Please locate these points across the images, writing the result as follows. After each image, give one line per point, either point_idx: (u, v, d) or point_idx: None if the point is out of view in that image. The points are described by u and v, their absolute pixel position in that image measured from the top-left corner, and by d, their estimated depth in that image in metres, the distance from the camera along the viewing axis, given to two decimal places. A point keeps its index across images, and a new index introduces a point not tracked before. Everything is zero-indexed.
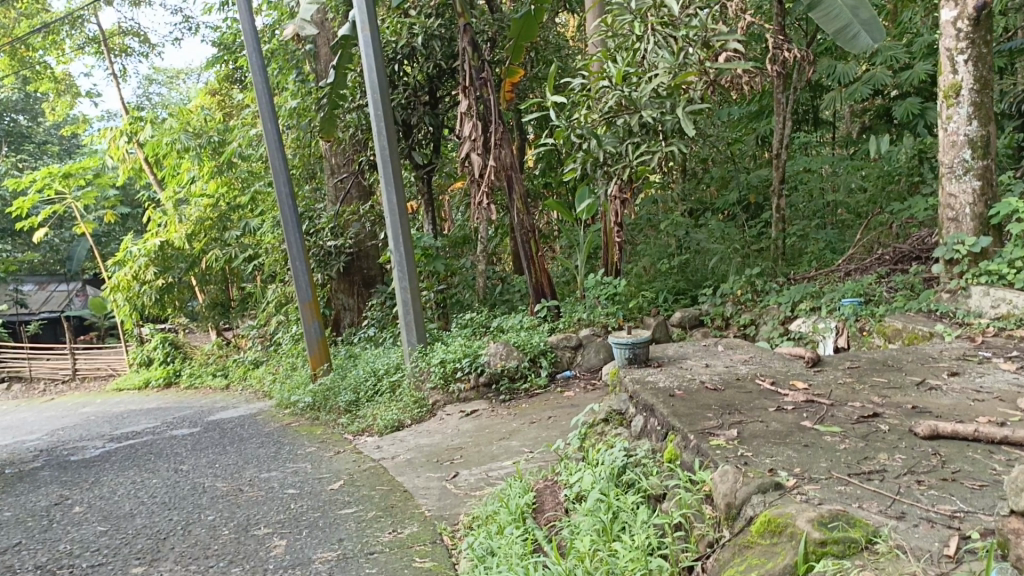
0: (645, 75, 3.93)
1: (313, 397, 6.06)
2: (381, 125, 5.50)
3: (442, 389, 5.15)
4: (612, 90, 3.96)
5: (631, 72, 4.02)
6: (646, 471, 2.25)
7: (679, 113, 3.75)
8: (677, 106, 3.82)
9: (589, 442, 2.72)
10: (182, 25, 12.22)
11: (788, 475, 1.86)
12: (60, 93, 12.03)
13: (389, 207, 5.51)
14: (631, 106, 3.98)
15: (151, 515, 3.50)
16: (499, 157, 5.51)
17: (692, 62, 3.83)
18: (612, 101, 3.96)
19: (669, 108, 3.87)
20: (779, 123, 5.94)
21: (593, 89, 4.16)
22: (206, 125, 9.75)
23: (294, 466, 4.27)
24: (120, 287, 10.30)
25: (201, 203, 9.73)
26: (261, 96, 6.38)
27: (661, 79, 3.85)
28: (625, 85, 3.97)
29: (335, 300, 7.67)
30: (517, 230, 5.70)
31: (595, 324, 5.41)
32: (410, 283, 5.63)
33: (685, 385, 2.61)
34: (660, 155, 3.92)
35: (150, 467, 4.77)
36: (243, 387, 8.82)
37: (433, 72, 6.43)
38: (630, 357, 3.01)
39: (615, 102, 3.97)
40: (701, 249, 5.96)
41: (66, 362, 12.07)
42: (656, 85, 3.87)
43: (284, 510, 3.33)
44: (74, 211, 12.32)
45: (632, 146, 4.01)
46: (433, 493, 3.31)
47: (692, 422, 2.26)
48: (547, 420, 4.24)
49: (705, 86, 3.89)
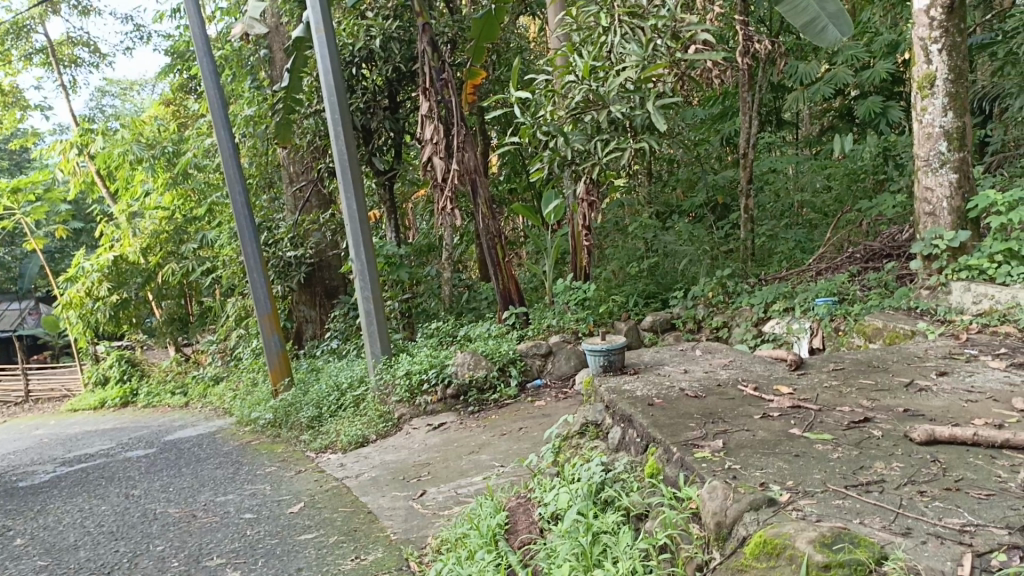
0: (613, 69, 3.79)
1: (274, 414, 5.82)
2: (339, 130, 5.31)
3: (408, 402, 4.95)
4: (579, 85, 3.82)
5: (598, 67, 3.88)
6: (626, 487, 2.09)
7: (649, 108, 3.61)
8: (647, 100, 3.68)
9: (563, 457, 2.56)
10: (133, 34, 11.88)
11: (782, 490, 1.72)
12: (7, 106, 11.54)
13: (350, 213, 5.31)
14: (599, 101, 3.83)
15: (95, 547, 3.25)
16: (463, 160, 5.36)
17: (663, 52, 3.71)
18: (579, 97, 3.82)
19: (638, 103, 3.72)
20: (746, 122, 5.85)
21: (559, 84, 4.02)
22: (160, 136, 9.44)
23: (251, 488, 4.04)
24: (73, 304, 9.92)
25: (156, 216, 9.39)
26: (213, 102, 6.14)
27: (629, 72, 3.71)
28: (591, 80, 3.84)
29: (296, 312, 7.43)
30: (483, 235, 5.54)
31: (565, 330, 5.27)
32: (373, 293, 5.42)
33: (664, 393, 2.46)
34: (630, 152, 3.75)
35: (100, 493, 4.50)
36: (203, 404, 8.52)
37: (393, 75, 6.26)
38: (605, 365, 2.82)
39: (582, 97, 3.82)
40: (670, 252, 5.83)
41: (17, 384, 11.62)
42: (624, 78, 3.73)
43: (238, 537, 3.11)
44: (23, 227, 11.85)
45: (601, 143, 3.84)
46: (399, 514, 3.12)
47: (674, 433, 2.11)
48: (519, 431, 4.07)
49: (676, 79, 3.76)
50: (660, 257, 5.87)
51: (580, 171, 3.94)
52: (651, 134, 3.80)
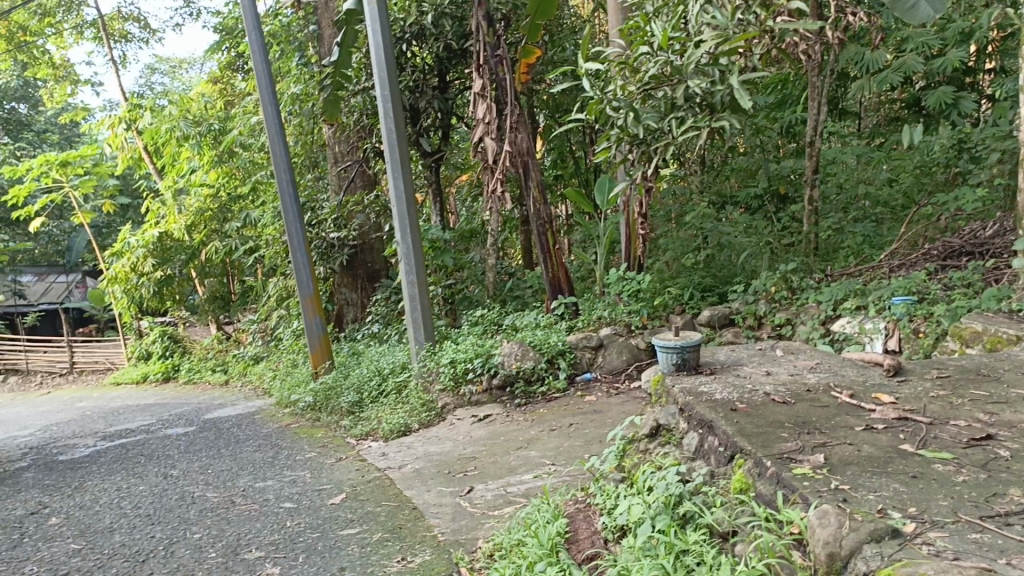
0: (691, 41, 3.52)
1: (314, 397, 5.68)
2: (388, 106, 5.12)
3: (452, 391, 4.76)
4: (655, 57, 3.59)
5: (676, 37, 3.62)
6: (710, 502, 1.86)
7: (733, 81, 3.34)
8: (730, 75, 3.41)
9: (629, 462, 2.35)
10: (183, 10, 11.85)
11: (904, 518, 1.48)
12: (59, 80, 11.58)
13: (397, 194, 5.12)
14: (674, 75, 3.59)
15: (131, 532, 3.11)
16: (516, 141, 5.13)
17: (753, 22, 3.44)
18: (655, 70, 3.59)
19: (720, 77, 3.46)
20: (813, 110, 5.45)
21: (632, 55, 3.78)
22: (207, 113, 9.34)
23: (291, 474, 3.89)
24: (118, 278, 9.95)
25: (201, 193, 9.32)
26: (260, 76, 5.99)
27: (708, 44, 3.41)
28: (668, 51, 3.60)
29: (337, 294, 7.29)
30: (534, 221, 5.30)
31: (617, 321, 5.03)
32: (417, 277, 5.24)
33: (747, 397, 2.23)
34: (709, 131, 3.47)
35: (138, 471, 4.40)
36: (243, 383, 8.46)
37: (444, 53, 6.03)
38: (677, 363, 2.54)
39: (657, 70, 3.60)
40: (726, 243, 5.49)
41: (63, 356, 11.66)
42: (703, 50, 3.44)
43: (277, 529, 2.94)
44: (72, 201, 11.87)
45: (676, 121, 3.61)
46: (447, 512, 2.92)
47: (766, 444, 1.88)
48: (570, 427, 3.86)
49: (766, 48, 3.48)
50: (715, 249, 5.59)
51: (653, 151, 3.73)
52: (730, 112, 3.54)
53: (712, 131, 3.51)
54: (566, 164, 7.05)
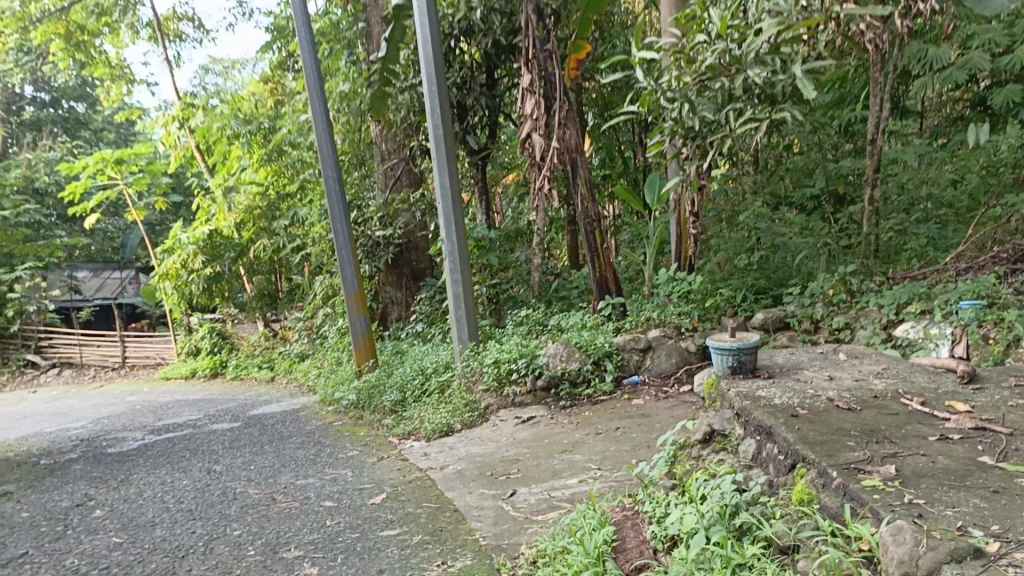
0: (750, 30, 3.39)
1: (357, 395, 5.65)
2: (436, 102, 5.07)
3: (495, 391, 4.69)
4: (713, 46, 3.46)
5: (736, 24, 3.49)
6: (769, 514, 1.74)
7: (796, 71, 3.20)
8: (792, 64, 3.27)
9: (680, 469, 2.24)
10: (235, 11, 12.02)
11: (988, 537, 1.35)
12: (115, 79, 11.83)
13: (443, 191, 5.07)
14: (732, 66, 3.48)
15: (172, 526, 3.09)
16: (564, 138, 5.04)
17: (817, 8, 3.25)
18: (711, 59, 3.47)
19: (782, 67, 3.32)
20: (875, 105, 5.23)
21: (688, 42, 3.65)
22: (257, 112, 9.42)
23: (333, 472, 3.85)
24: (169, 275, 10.11)
25: (250, 191, 9.41)
26: (309, 73, 5.99)
27: (769, 32, 3.27)
28: (727, 40, 3.47)
29: (382, 293, 7.27)
30: (581, 219, 5.20)
31: (666, 323, 4.90)
32: (462, 275, 5.17)
33: (808, 402, 2.10)
34: (768, 123, 3.34)
35: (183, 466, 4.41)
36: (288, 380, 8.51)
37: (492, 50, 5.96)
38: (733, 365, 2.42)
39: (714, 60, 3.47)
40: (780, 244, 5.31)
41: (115, 350, 11.85)
42: (763, 38, 3.31)
43: (316, 528, 2.89)
44: (126, 198, 12.12)
45: (734, 113, 3.48)
46: (489, 515, 2.84)
47: (831, 453, 1.76)
48: (616, 431, 3.75)
49: (832, 36, 3.32)
50: (769, 250, 5.41)
51: (708, 144, 3.60)
52: (791, 104, 3.39)
53: (771, 123, 3.37)
54: (614, 163, 6.95)
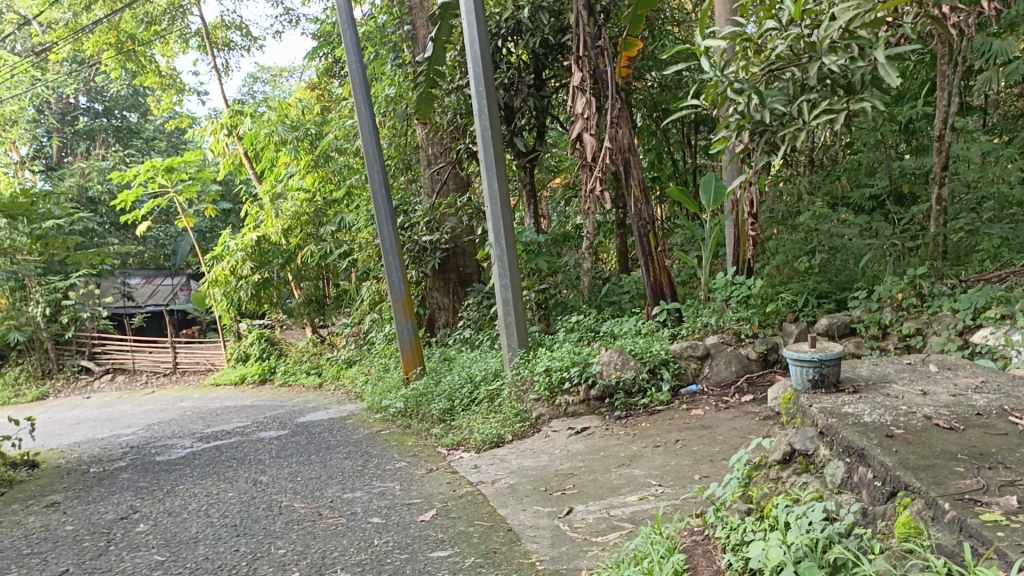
0: (826, 13, 3.14)
1: (405, 403, 5.55)
2: (483, 103, 4.92)
3: (547, 401, 4.52)
4: (786, 33, 3.21)
5: (811, 7, 3.22)
6: (868, 548, 1.54)
7: (879, 56, 2.96)
8: (874, 49, 3.02)
9: (757, 491, 2.05)
10: (282, 18, 12.11)
11: None
12: (165, 88, 12.00)
13: (491, 194, 4.92)
14: (806, 53, 3.23)
15: (215, 544, 3.00)
16: (617, 137, 4.86)
17: None
18: (783, 47, 3.23)
19: (861, 52, 3.08)
20: (944, 99, 4.90)
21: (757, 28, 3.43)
22: (304, 118, 9.36)
23: (381, 485, 3.73)
24: (218, 281, 10.17)
25: (297, 198, 9.43)
26: (355, 76, 5.91)
27: (850, 14, 3.02)
28: (801, 25, 3.21)
29: (429, 298, 7.16)
30: (634, 222, 5.00)
31: (725, 330, 4.71)
32: (511, 280, 5.01)
33: (903, 420, 1.89)
34: (846, 114, 3.13)
35: (229, 476, 4.35)
36: (336, 386, 8.47)
37: (540, 49, 5.81)
38: (814, 379, 2.22)
39: (786, 48, 3.24)
40: (841, 246, 5.07)
41: (166, 356, 11.99)
42: (843, 22, 3.05)
43: (364, 547, 2.76)
44: (176, 205, 12.24)
45: (807, 104, 3.28)
46: (544, 536, 2.68)
47: (939, 481, 1.56)
48: (676, 444, 3.56)
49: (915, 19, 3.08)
50: (830, 252, 5.13)
51: (778, 138, 3.40)
52: (871, 93, 3.16)
53: (849, 114, 3.16)
54: (664, 164, 6.77)
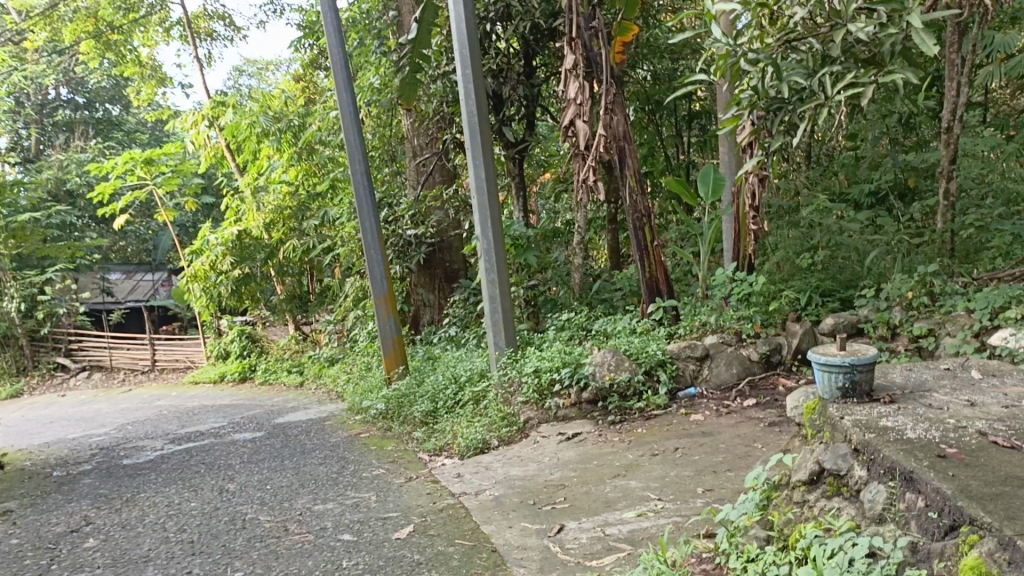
0: None
1: (386, 404, 5.24)
2: (470, 87, 4.63)
3: (536, 404, 4.24)
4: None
5: None
6: None
7: (913, 21, 2.69)
8: (908, 14, 2.75)
9: (778, 517, 1.79)
10: (267, 7, 11.74)
11: None
12: (145, 78, 11.60)
13: (478, 184, 4.61)
14: (829, 22, 2.95)
15: (166, 564, 2.70)
16: (611, 124, 4.59)
17: None
18: (802, 14, 2.98)
19: (891, 21, 2.81)
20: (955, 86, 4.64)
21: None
22: (287, 109, 8.97)
23: (355, 496, 3.43)
24: (197, 276, 9.84)
25: (280, 190, 9.03)
26: (335, 58, 5.56)
27: None
28: None
29: (414, 295, 6.88)
30: (629, 214, 4.72)
31: (724, 329, 4.43)
32: (499, 275, 4.71)
33: (954, 438, 1.63)
34: (876, 87, 2.84)
35: (195, 483, 4.05)
36: (317, 385, 8.15)
37: (531, 34, 5.53)
38: (843, 389, 1.94)
39: (806, 15, 2.97)
40: (843, 242, 4.81)
41: (145, 353, 11.62)
42: None
43: (330, 571, 2.47)
44: (155, 199, 11.84)
45: (829, 78, 3.00)
46: (533, 559, 2.40)
47: (1012, 516, 1.29)
48: (676, 452, 3.30)
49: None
50: (832, 249, 4.87)
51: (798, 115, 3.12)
52: (900, 66, 2.91)
53: (880, 86, 2.87)
54: (656, 160, 6.43)
